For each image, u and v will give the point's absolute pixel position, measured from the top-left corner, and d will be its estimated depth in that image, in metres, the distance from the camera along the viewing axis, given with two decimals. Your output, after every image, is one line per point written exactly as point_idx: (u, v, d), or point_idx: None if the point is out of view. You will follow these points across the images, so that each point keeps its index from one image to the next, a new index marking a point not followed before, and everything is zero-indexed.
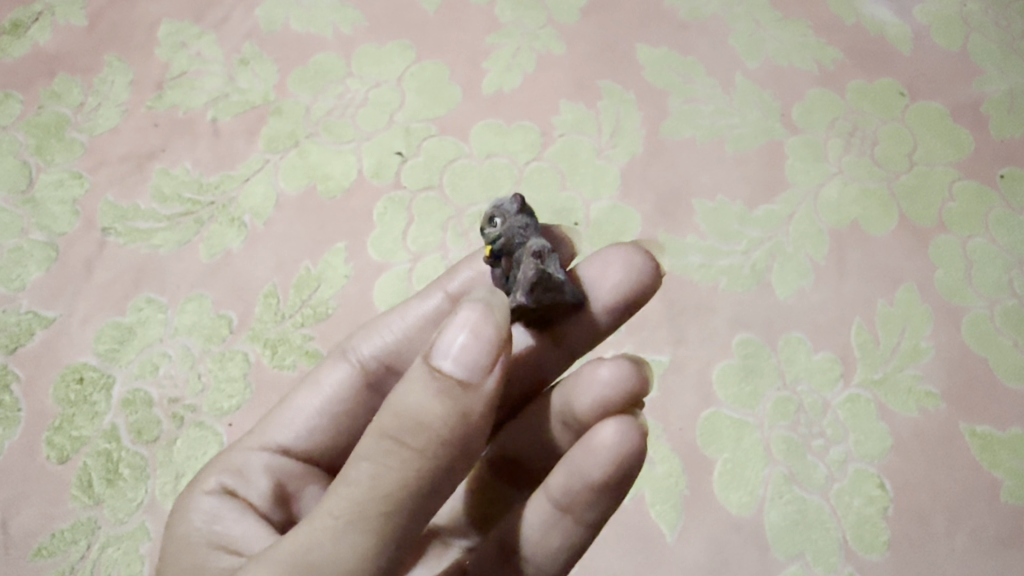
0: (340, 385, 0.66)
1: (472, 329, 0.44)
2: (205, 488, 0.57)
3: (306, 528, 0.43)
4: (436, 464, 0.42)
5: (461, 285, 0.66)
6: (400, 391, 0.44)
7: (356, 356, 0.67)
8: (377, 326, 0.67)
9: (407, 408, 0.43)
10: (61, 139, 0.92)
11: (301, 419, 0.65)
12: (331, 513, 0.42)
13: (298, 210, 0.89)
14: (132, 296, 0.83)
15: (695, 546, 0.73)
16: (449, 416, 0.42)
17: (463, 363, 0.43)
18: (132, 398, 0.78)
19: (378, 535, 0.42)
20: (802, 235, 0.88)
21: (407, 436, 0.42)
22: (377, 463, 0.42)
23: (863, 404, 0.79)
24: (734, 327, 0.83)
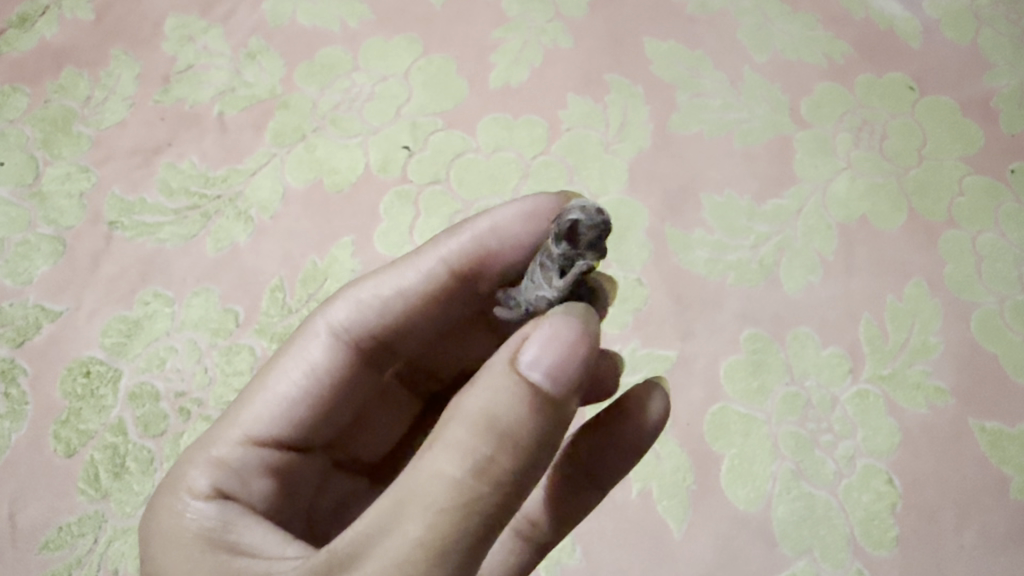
0: (325, 361, 0.61)
1: (564, 339, 0.43)
2: (197, 492, 0.53)
3: (384, 554, 0.40)
4: (521, 484, 0.42)
5: (459, 254, 0.63)
6: (484, 405, 0.42)
7: (340, 328, 0.62)
8: (358, 292, 0.63)
9: (500, 423, 0.41)
10: (68, 133, 0.92)
11: (287, 404, 0.60)
12: (419, 538, 0.40)
13: (305, 203, 0.89)
14: (139, 289, 0.83)
15: (702, 541, 0.73)
16: (541, 433, 0.42)
17: (557, 377, 0.43)
18: (139, 392, 0.78)
19: (468, 556, 0.40)
20: (810, 230, 0.88)
21: (500, 454, 0.41)
22: (465, 482, 0.40)
23: (871, 399, 0.78)
24: (742, 322, 0.83)
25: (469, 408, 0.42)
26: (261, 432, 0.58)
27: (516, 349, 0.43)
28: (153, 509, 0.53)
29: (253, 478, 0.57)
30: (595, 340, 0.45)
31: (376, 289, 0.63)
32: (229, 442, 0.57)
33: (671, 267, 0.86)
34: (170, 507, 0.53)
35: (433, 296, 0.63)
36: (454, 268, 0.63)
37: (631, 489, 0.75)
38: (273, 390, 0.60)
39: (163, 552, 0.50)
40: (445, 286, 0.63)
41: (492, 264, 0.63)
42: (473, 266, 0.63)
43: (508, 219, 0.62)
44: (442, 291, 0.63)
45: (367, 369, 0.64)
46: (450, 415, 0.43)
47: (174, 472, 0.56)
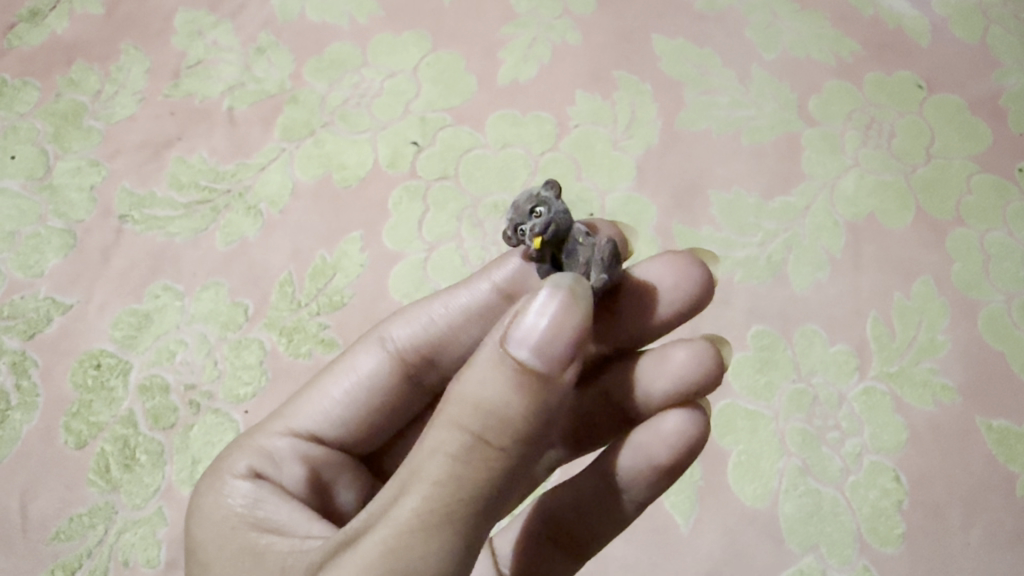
0: (372, 371, 0.65)
1: (556, 320, 0.44)
2: (235, 474, 0.55)
3: (383, 526, 0.41)
4: (515, 461, 0.43)
5: (507, 278, 0.63)
6: (476, 386, 0.43)
7: (392, 342, 0.65)
8: (415, 312, 0.66)
9: (490, 402, 0.42)
10: (78, 127, 0.92)
11: (332, 407, 0.64)
12: (414, 510, 0.41)
13: (314, 198, 0.89)
14: (149, 283, 0.84)
15: (709, 536, 0.73)
16: (531, 412, 0.42)
17: (547, 355, 0.43)
18: (149, 384, 0.78)
19: (462, 530, 0.41)
20: (818, 227, 0.88)
21: (490, 432, 0.42)
22: (458, 459, 0.42)
23: (878, 397, 0.79)
24: (749, 319, 0.83)
25: (464, 387, 0.43)
26: (305, 428, 0.63)
27: (507, 330, 0.44)
28: (196, 490, 0.56)
29: (286, 463, 0.59)
30: (587, 321, 0.45)
31: (428, 310, 0.65)
32: (274, 433, 0.61)
33: None
34: (213, 484, 0.55)
35: (478, 319, 0.64)
36: (499, 289, 0.63)
37: None
38: (322, 393, 0.64)
39: (200, 526, 0.53)
40: (490, 311, 0.64)
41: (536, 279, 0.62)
42: (516, 287, 0.63)
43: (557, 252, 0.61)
44: (487, 316, 0.64)
45: (411, 386, 0.66)
46: (449, 395, 0.44)
47: (220, 457, 0.59)
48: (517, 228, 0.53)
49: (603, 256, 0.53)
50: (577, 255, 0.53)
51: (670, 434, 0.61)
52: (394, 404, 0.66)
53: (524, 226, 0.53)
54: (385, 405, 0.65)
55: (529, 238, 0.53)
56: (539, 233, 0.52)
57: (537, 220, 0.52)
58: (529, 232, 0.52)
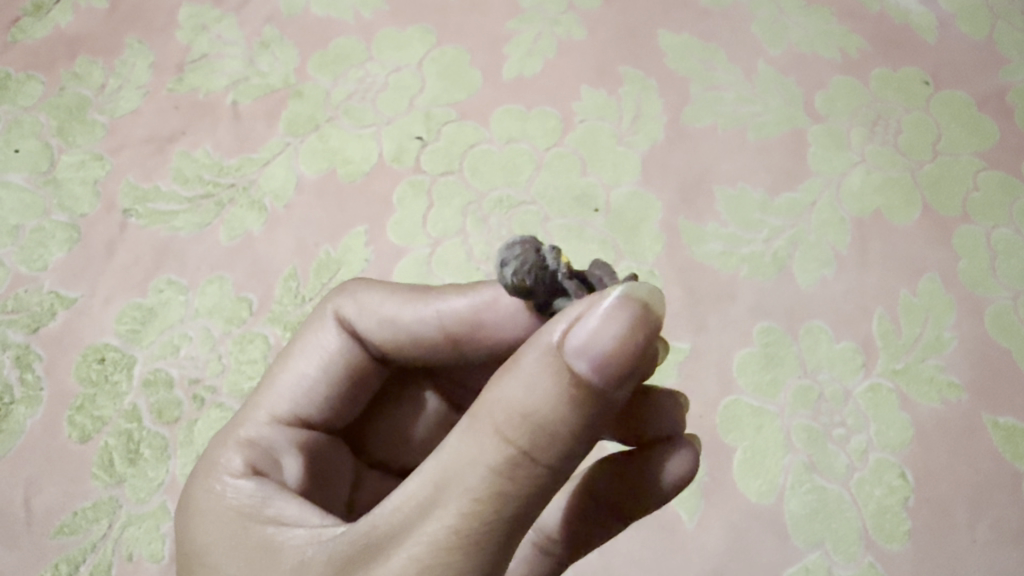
0: (335, 352, 0.62)
1: (619, 332, 0.40)
2: (232, 472, 0.54)
3: (419, 537, 0.41)
4: (557, 472, 0.42)
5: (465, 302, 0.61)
6: (523, 395, 0.41)
7: (351, 321, 0.62)
8: (369, 292, 0.62)
9: (538, 417, 0.41)
10: (82, 121, 0.92)
11: (304, 389, 0.61)
12: (452, 526, 0.41)
13: (318, 193, 0.89)
14: (152, 278, 0.84)
15: (714, 532, 0.73)
16: (580, 427, 0.41)
17: (603, 373, 0.40)
18: (153, 378, 0.78)
19: (501, 543, 0.41)
20: (824, 223, 0.88)
21: (535, 448, 0.41)
22: (499, 473, 0.41)
23: (884, 393, 0.78)
24: (755, 315, 0.83)
25: (510, 393, 0.41)
26: (283, 411, 0.61)
27: (565, 333, 0.41)
28: (191, 488, 0.55)
29: (282, 454, 0.58)
30: (655, 333, 0.41)
31: (388, 296, 0.62)
32: (257, 421, 0.60)
33: (684, 259, 0.86)
34: (207, 484, 0.54)
35: (437, 323, 0.61)
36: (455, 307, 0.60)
37: None
38: (291, 374, 0.62)
39: (203, 524, 0.52)
40: (446, 317, 0.61)
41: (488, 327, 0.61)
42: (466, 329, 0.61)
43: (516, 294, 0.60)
44: (445, 323, 0.61)
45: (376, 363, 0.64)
46: (490, 394, 0.42)
47: (208, 454, 0.58)
48: (541, 252, 0.49)
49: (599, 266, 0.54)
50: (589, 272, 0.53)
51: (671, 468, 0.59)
52: (364, 381, 0.63)
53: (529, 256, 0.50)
54: (354, 387, 0.63)
55: (554, 260, 0.50)
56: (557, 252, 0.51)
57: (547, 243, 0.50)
58: (552, 252, 0.50)
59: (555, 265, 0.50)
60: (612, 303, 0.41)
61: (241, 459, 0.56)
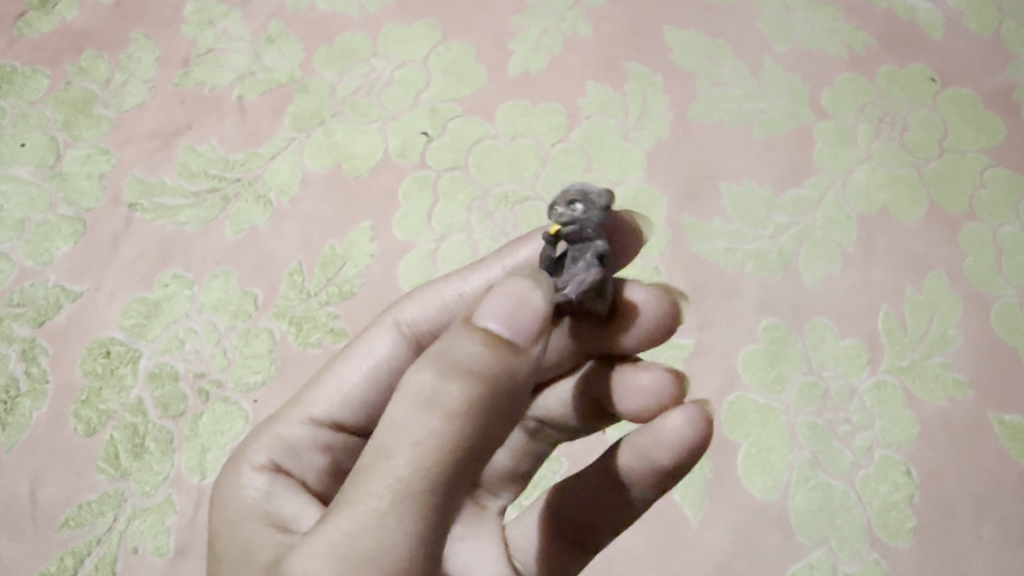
0: (389, 355, 0.61)
1: (515, 295, 0.44)
2: (254, 464, 0.54)
3: (343, 506, 0.40)
4: (480, 424, 0.41)
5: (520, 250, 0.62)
6: (443, 350, 0.42)
7: (406, 323, 0.62)
8: (426, 294, 0.63)
9: (454, 362, 0.42)
10: (88, 116, 0.92)
11: (350, 392, 0.60)
12: (371, 487, 0.40)
13: (324, 188, 0.89)
14: (158, 272, 0.83)
15: (719, 529, 0.72)
16: (496, 372, 0.42)
17: (511, 324, 0.43)
18: (159, 372, 0.77)
19: (424, 502, 0.40)
20: (830, 220, 0.88)
21: (450, 390, 0.41)
22: (414, 424, 0.40)
23: (890, 390, 0.78)
24: (761, 312, 0.83)
25: (429, 353, 0.43)
26: (322, 414, 0.59)
27: (475, 309, 0.44)
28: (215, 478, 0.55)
29: (306, 453, 0.58)
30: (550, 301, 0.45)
31: (441, 288, 0.63)
32: (292, 421, 0.59)
33: (689, 256, 0.86)
34: (230, 471, 0.55)
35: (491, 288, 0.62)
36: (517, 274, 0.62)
37: None
38: (337, 381, 0.61)
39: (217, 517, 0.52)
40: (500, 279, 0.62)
41: None
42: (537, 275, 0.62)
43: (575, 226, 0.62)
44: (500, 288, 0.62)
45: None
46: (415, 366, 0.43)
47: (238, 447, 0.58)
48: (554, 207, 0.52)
49: (579, 281, 0.49)
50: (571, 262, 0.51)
51: (674, 436, 0.55)
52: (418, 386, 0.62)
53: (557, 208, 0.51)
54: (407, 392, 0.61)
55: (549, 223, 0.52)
56: (562, 223, 0.50)
57: (572, 209, 0.50)
58: (555, 218, 0.51)
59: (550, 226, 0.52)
60: (507, 277, 0.46)
61: (265, 458, 0.56)
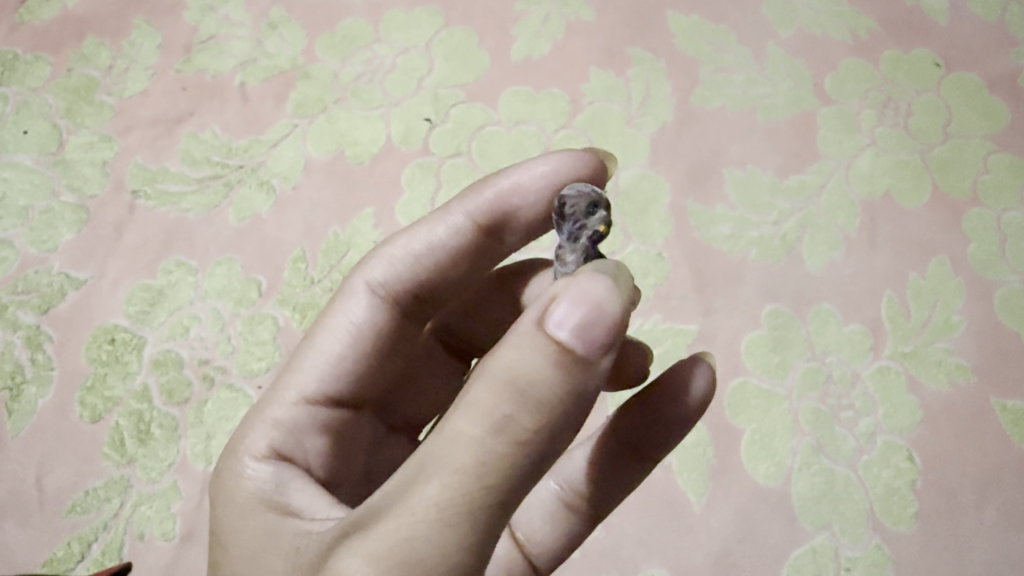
0: (366, 318, 0.61)
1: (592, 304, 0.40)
2: (254, 454, 0.54)
3: (401, 514, 0.39)
4: (546, 445, 0.40)
5: (479, 206, 0.61)
6: (513, 363, 0.40)
7: (376, 282, 0.61)
8: (388, 250, 0.62)
9: (524, 383, 0.40)
10: (91, 103, 0.92)
11: (337, 363, 0.60)
12: (432, 499, 0.39)
13: (326, 174, 0.89)
14: (162, 259, 0.83)
15: (723, 512, 0.72)
16: (566, 395, 0.40)
17: (585, 341, 0.40)
18: (163, 359, 0.77)
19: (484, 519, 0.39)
20: (833, 206, 0.88)
21: (520, 412, 0.39)
22: (480, 441, 0.39)
23: (892, 376, 0.79)
24: (764, 298, 0.83)
25: (496, 362, 0.40)
26: (314, 387, 0.59)
27: (543, 312, 0.41)
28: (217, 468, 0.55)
29: (307, 436, 0.57)
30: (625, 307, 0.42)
31: (408, 246, 0.62)
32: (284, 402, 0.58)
33: (692, 241, 0.86)
34: (231, 462, 0.54)
35: (459, 247, 0.62)
36: (479, 219, 0.61)
37: None
38: (319, 351, 0.60)
39: (223, 510, 0.52)
40: (466, 235, 0.61)
41: (518, 215, 0.62)
42: (498, 219, 0.62)
43: (533, 179, 0.60)
44: (468, 244, 0.62)
45: (406, 324, 0.64)
46: (480, 369, 0.41)
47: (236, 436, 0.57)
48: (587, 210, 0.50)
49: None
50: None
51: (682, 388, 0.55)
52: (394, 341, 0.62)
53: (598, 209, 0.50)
54: (384, 351, 0.62)
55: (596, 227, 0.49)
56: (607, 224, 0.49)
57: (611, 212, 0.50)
58: (598, 220, 0.49)
59: (589, 227, 0.49)
60: (584, 277, 0.42)
61: (268, 445, 0.55)
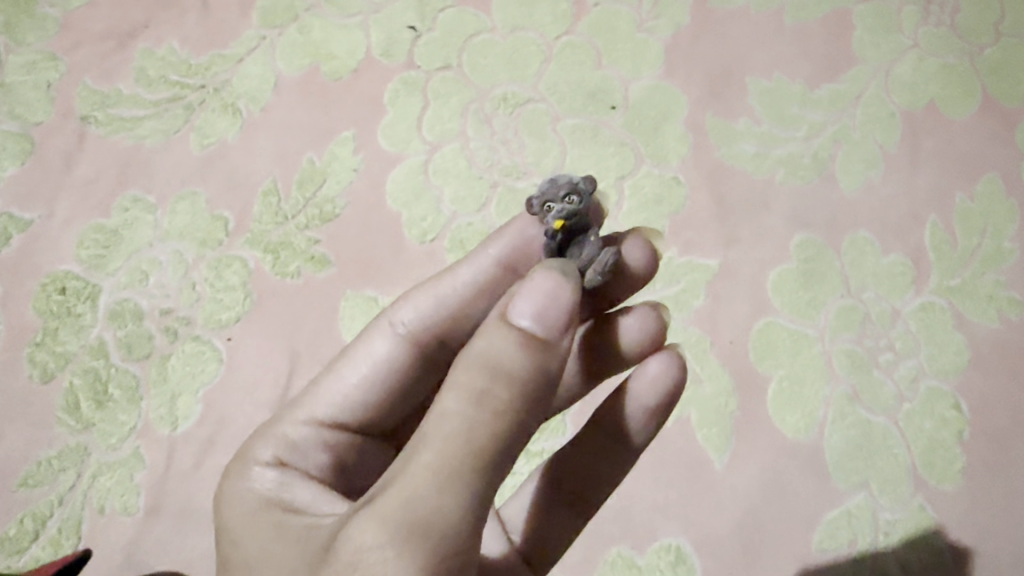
0: (386, 362, 0.52)
1: (548, 288, 0.40)
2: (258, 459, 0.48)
3: (397, 486, 0.36)
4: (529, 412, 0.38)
5: (508, 246, 0.52)
6: (485, 346, 0.39)
7: (402, 324, 0.53)
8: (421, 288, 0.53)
9: (497, 361, 0.38)
10: (31, 16, 0.81)
11: (352, 402, 0.52)
12: (428, 466, 0.36)
13: (299, 93, 0.79)
14: (117, 194, 0.74)
15: (748, 472, 0.65)
16: (537, 370, 0.38)
17: (547, 321, 0.39)
18: (120, 310, 0.69)
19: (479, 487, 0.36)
20: (871, 119, 0.78)
21: (498, 386, 0.38)
22: (467, 414, 0.37)
23: (937, 312, 0.70)
24: (792, 225, 0.74)
25: (468, 352, 0.39)
26: (329, 414, 0.51)
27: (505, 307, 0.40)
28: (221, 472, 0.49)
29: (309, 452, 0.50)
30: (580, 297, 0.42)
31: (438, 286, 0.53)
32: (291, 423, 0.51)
33: (712, 162, 0.76)
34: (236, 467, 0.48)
35: (489, 290, 0.52)
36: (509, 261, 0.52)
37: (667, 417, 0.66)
38: (338, 387, 0.52)
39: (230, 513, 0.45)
40: (497, 279, 0.52)
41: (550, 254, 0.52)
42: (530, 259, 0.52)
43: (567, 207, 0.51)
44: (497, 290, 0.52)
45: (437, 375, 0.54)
46: (456, 364, 0.40)
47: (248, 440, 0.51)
48: (543, 203, 0.44)
49: (608, 261, 0.44)
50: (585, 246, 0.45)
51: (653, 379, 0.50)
52: (414, 389, 0.53)
53: (553, 208, 0.43)
54: (407, 398, 0.53)
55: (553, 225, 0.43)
56: (563, 218, 0.43)
57: (570, 203, 0.43)
58: (552, 215, 0.43)
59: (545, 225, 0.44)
60: (538, 270, 0.42)
61: (273, 458, 0.48)
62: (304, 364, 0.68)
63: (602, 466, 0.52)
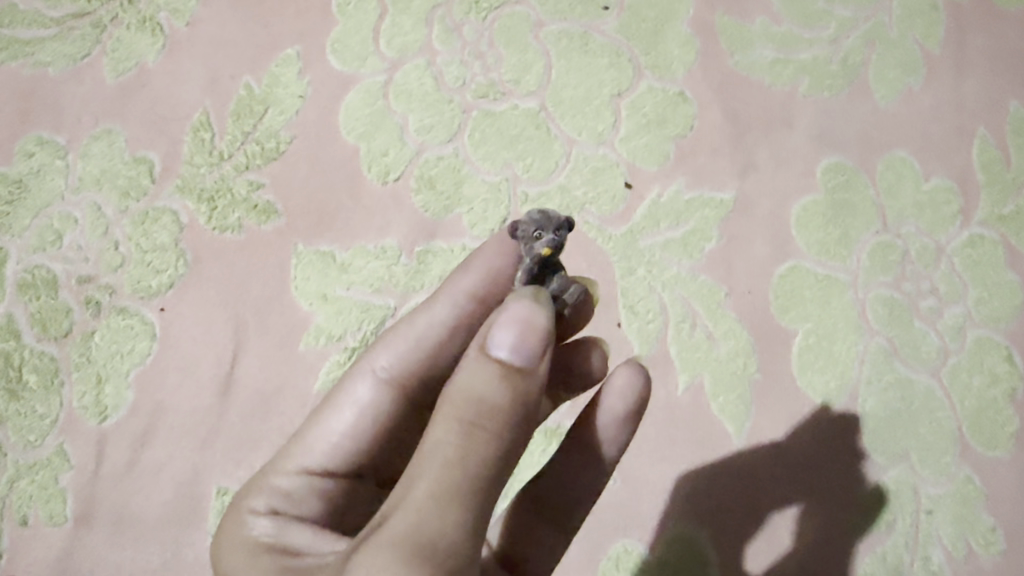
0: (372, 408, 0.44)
1: (522, 314, 0.34)
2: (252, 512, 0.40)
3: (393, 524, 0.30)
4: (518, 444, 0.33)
5: (479, 280, 0.44)
6: (466, 383, 0.33)
7: (381, 367, 0.45)
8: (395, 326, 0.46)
9: (476, 396, 0.33)
10: None
11: (337, 452, 0.43)
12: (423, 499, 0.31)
13: (232, 3, 0.66)
14: (18, 136, 0.62)
15: (770, 446, 0.56)
16: (522, 400, 0.33)
17: (524, 349, 0.34)
18: (31, 280, 0.58)
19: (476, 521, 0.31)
20: (910, 13, 0.66)
21: (484, 420, 0.32)
22: (456, 449, 0.32)
23: (987, 247, 0.60)
24: (818, 147, 0.63)
25: (449, 392, 0.34)
26: (318, 461, 0.43)
27: (482, 339, 0.35)
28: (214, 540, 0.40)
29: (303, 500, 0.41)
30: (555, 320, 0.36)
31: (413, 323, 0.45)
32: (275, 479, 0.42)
33: (724, 72, 0.65)
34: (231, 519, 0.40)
35: (467, 326, 0.45)
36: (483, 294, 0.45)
37: (675, 384, 0.57)
38: (322, 433, 0.44)
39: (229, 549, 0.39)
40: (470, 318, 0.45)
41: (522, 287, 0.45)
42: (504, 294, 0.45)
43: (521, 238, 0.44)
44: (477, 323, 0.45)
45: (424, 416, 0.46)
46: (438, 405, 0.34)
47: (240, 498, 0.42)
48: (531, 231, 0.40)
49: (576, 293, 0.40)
50: (557, 286, 0.40)
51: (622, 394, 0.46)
52: (400, 440, 0.46)
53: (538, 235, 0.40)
54: (395, 449, 0.45)
55: (538, 250, 0.39)
56: (552, 245, 0.39)
57: (561, 231, 0.39)
58: (542, 240, 0.39)
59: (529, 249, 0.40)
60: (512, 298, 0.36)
61: (266, 508, 0.40)
62: (251, 337, 0.58)
63: (578, 483, 0.45)
